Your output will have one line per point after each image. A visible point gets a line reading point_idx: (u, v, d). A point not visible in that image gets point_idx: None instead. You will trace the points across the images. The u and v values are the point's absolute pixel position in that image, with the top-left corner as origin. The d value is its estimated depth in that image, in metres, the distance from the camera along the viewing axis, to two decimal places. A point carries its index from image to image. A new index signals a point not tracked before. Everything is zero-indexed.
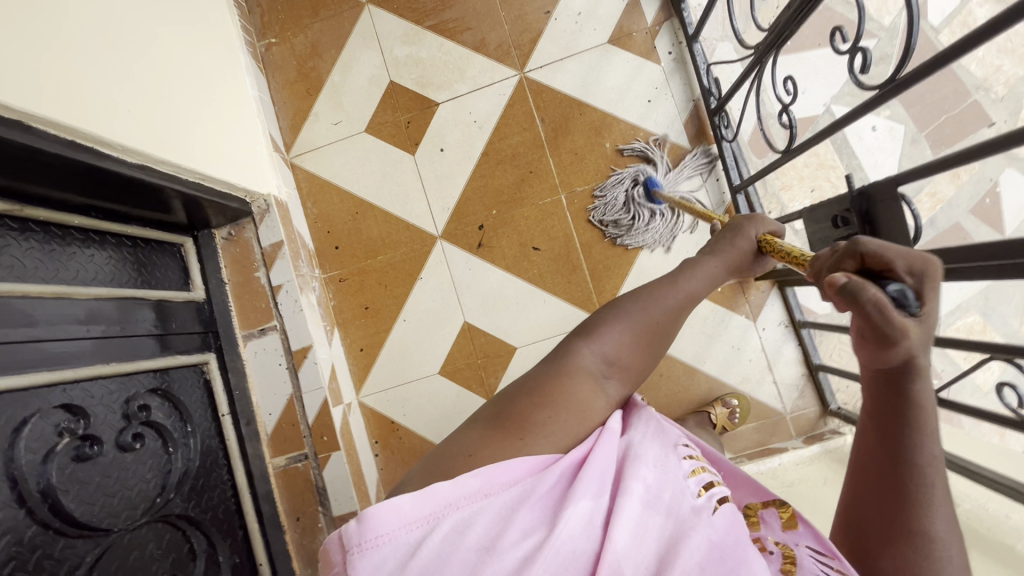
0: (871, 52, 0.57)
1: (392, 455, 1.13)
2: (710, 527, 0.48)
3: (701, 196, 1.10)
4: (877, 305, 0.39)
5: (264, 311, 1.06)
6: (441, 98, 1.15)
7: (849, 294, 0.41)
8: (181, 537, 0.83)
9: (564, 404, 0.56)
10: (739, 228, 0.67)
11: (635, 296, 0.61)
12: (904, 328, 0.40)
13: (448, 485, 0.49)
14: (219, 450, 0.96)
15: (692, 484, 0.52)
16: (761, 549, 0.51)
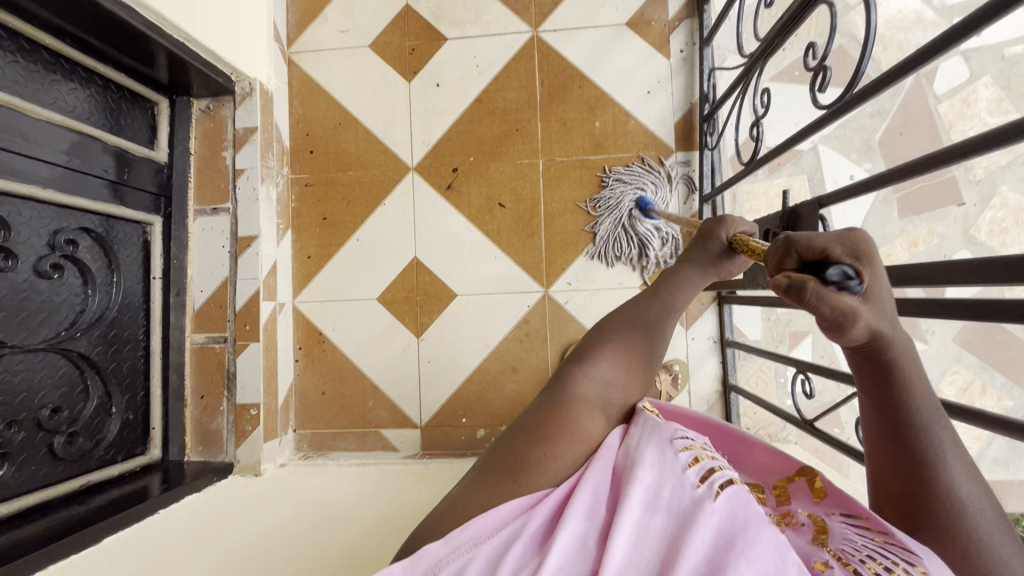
0: (831, 72, 0.60)
1: (311, 364, 1.16)
2: (715, 515, 0.41)
3: (672, 197, 1.11)
4: (817, 300, 0.36)
5: (221, 191, 1.06)
6: (450, 35, 1.15)
7: (794, 302, 0.36)
8: (78, 376, 0.85)
9: (566, 437, 0.50)
10: (710, 233, 0.64)
11: (625, 321, 0.56)
12: (855, 311, 0.36)
13: (437, 544, 0.44)
14: (141, 309, 0.97)
15: (691, 475, 0.45)
16: (790, 523, 0.45)
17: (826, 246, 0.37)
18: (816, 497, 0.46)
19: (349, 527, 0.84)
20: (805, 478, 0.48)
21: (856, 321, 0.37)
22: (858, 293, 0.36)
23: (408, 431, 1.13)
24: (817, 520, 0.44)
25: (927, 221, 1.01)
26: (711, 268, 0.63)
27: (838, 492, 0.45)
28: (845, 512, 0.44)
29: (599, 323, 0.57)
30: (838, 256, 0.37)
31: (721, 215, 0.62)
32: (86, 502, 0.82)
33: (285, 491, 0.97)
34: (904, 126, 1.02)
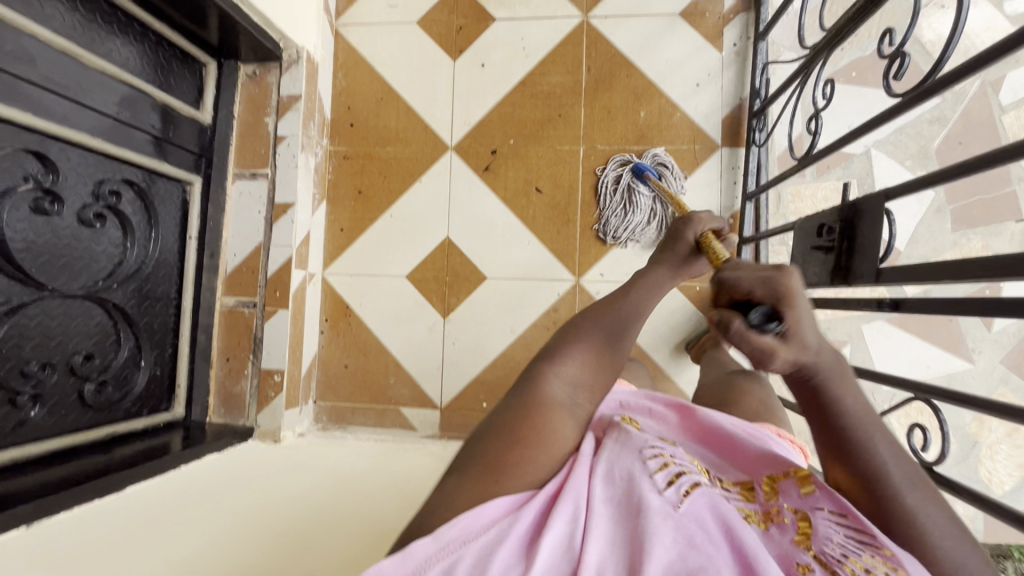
0: (908, 60, 0.59)
1: (336, 336, 1.15)
2: (684, 521, 0.40)
3: (714, 193, 1.08)
4: (735, 339, 0.40)
5: (261, 156, 1.07)
6: (499, 15, 1.14)
7: (719, 334, 0.41)
8: (111, 326, 0.85)
9: (537, 434, 0.48)
10: (676, 233, 0.62)
11: (600, 314, 0.55)
12: (770, 354, 0.39)
13: (426, 540, 0.40)
14: (175, 267, 0.98)
15: (658, 480, 0.44)
16: (776, 519, 0.43)
17: (749, 288, 0.42)
18: (803, 493, 0.44)
19: (367, 498, 0.83)
20: (796, 474, 0.46)
21: (776, 358, 0.40)
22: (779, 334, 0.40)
23: (428, 411, 1.12)
24: (802, 516, 0.42)
25: (982, 236, 0.96)
26: (679, 268, 0.61)
27: (827, 488, 0.43)
28: (833, 511, 0.42)
29: (571, 320, 0.56)
30: (760, 294, 0.41)
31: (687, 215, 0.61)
32: (112, 452, 0.82)
33: (303, 459, 0.97)
34: (964, 135, 0.95)
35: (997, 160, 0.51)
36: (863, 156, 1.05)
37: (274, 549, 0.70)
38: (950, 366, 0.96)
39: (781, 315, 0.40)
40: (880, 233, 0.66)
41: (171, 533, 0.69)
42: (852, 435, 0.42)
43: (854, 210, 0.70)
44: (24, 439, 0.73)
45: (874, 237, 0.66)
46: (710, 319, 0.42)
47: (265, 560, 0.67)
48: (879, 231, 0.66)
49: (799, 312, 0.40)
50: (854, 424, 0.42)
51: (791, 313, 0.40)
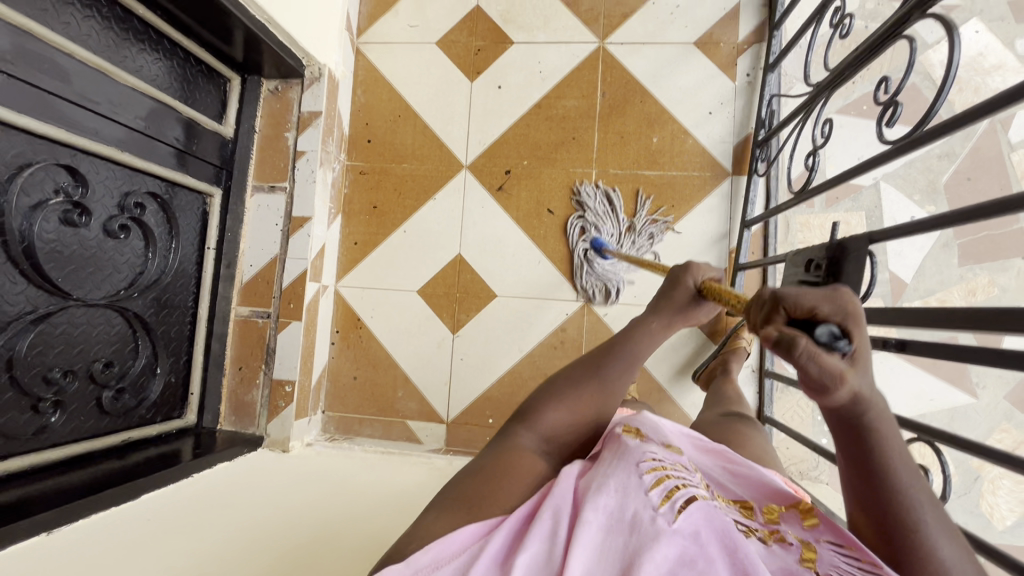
0: (900, 108, 0.60)
1: (347, 348, 1.17)
2: (678, 535, 0.39)
3: (714, 218, 1.10)
4: (807, 357, 0.36)
5: (280, 170, 1.09)
6: (517, 39, 1.16)
7: (785, 359, 0.37)
8: (130, 334, 0.87)
9: (512, 477, 0.51)
10: (677, 279, 0.64)
11: (576, 376, 0.59)
12: (840, 375, 0.37)
13: (400, 566, 0.41)
14: (193, 277, 1.00)
15: (652, 496, 0.43)
16: (779, 539, 0.45)
17: (813, 304, 0.38)
18: (806, 525, 0.47)
19: (374, 510, 0.84)
20: (799, 508, 0.49)
21: (846, 384, 0.37)
22: (846, 356, 0.37)
23: (435, 425, 1.13)
24: (805, 543, 0.44)
25: (989, 271, 0.98)
26: (674, 312, 0.63)
27: (829, 521, 0.46)
28: (833, 542, 0.44)
29: (548, 379, 0.61)
30: (824, 314, 0.38)
31: (690, 262, 0.63)
32: (126, 458, 0.84)
33: (310, 469, 0.98)
34: (973, 172, 0.97)
35: (986, 214, 0.51)
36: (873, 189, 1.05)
37: (283, 559, 0.71)
38: (954, 401, 0.97)
39: (849, 333, 0.37)
40: (863, 274, 0.67)
41: (183, 541, 0.71)
42: (890, 490, 0.39)
43: (840, 248, 0.67)
44: (45, 445, 0.75)
45: (858, 277, 0.67)
46: (768, 335, 0.38)
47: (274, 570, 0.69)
48: (862, 272, 0.67)
49: (861, 332, 0.38)
50: (896, 480, 0.39)
51: (856, 335, 0.37)
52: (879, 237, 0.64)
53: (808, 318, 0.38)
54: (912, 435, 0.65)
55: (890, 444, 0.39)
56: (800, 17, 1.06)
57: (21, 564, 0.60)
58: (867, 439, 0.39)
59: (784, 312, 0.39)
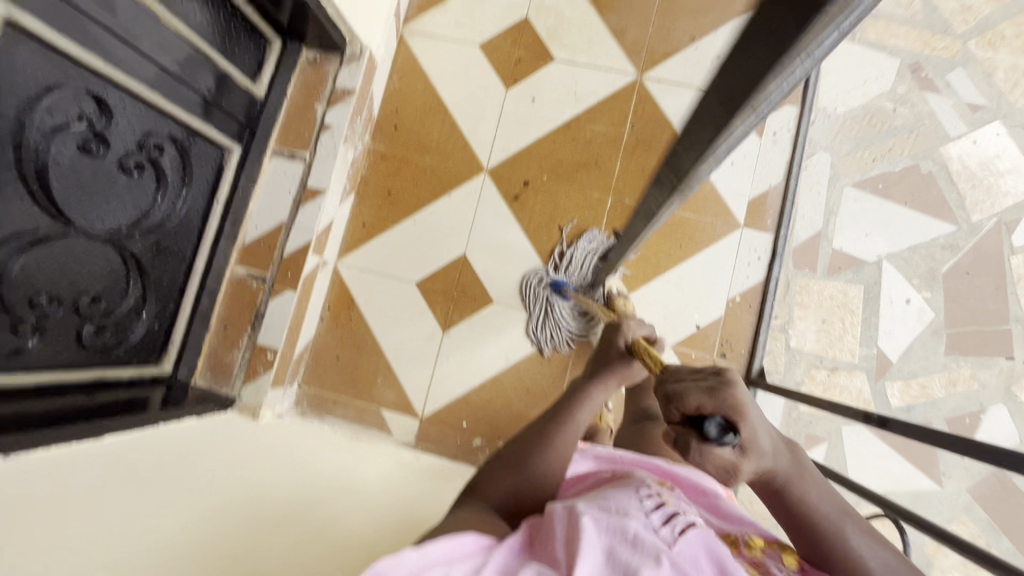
0: None
1: (335, 326, 1.17)
2: (679, 555, 0.43)
3: (714, 260, 1.10)
4: (696, 453, 0.44)
5: (303, 139, 1.09)
6: (559, 57, 1.18)
7: (683, 456, 0.45)
8: (123, 274, 0.86)
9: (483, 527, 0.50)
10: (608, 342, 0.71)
11: (533, 428, 0.62)
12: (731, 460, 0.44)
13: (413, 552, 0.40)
14: (197, 227, 0.99)
15: (653, 518, 0.46)
16: (766, 572, 0.47)
17: (698, 403, 0.44)
18: (788, 562, 0.49)
19: (334, 488, 0.82)
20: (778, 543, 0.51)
21: (740, 472, 0.45)
22: (731, 445, 0.43)
23: (408, 418, 1.13)
24: None
25: (972, 365, 1.03)
26: (611, 370, 0.66)
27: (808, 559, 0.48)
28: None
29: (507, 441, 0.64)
30: (710, 410, 0.44)
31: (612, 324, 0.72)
32: (93, 398, 0.82)
33: (279, 440, 0.97)
34: (971, 267, 1.05)
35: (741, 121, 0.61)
36: (875, 265, 1.06)
37: (242, 516, 0.69)
38: (921, 485, 0.99)
39: (733, 425, 0.43)
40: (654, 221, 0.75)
41: (143, 477, 0.69)
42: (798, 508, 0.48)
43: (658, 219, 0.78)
44: (17, 367, 0.73)
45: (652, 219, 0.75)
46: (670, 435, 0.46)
47: (241, 526, 0.67)
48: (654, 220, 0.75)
49: (746, 417, 0.44)
50: (827, 528, 0.47)
51: (740, 425, 0.44)
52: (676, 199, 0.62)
53: (701, 414, 0.44)
54: (880, 512, 0.66)
55: (809, 498, 0.48)
56: (832, 90, 1.10)
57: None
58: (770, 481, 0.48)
59: (677, 409, 0.46)
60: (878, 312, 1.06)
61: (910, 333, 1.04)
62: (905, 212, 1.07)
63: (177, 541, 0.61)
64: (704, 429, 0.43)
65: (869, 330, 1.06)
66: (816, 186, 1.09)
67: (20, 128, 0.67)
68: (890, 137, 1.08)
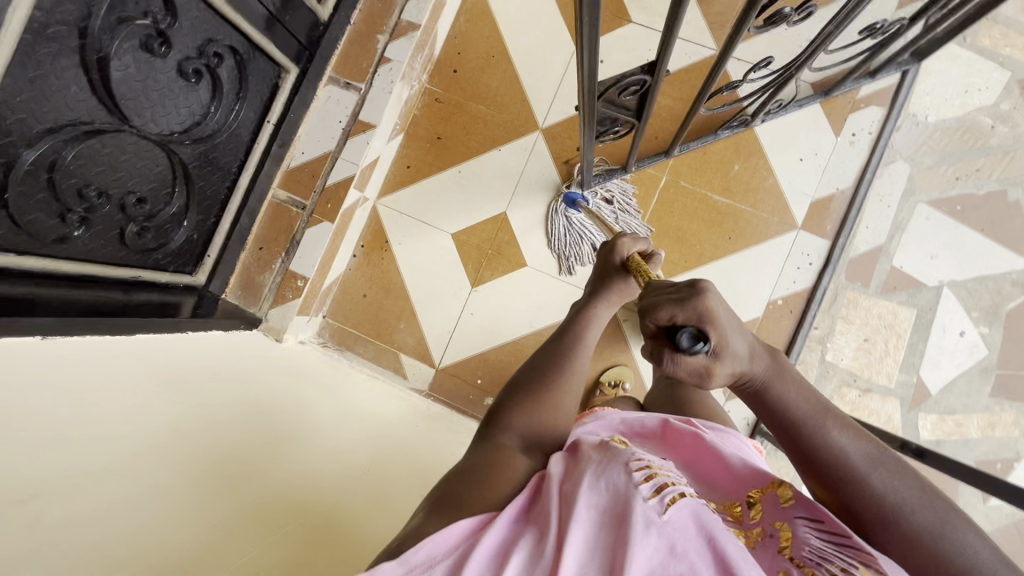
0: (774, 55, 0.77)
1: (366, 265, 1.17)
2: (667, 528, 0.41)
3: (763, 260, 1.05)
4: (672, 361, 0.48)
5: (361, 70, 1.06)
6: (636, 20, 1.11)
7: (660, 364, 0.50)
8: (170, 178, 0.86)
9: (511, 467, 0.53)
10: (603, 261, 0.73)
11: (543, 357, 0.63)
12: (705, 367, 0.48)
13: (392, 564, 0.41)
14: (245, 144, 0.98)
15: (642, 490, 0.44)
16: (759, 533, 0.46)
17: (670, 314, 0.49)
18: (782, 504, 0.47)
19: (345, 421, 0.83)
20: (775, 489, 0.48)
21: (714, 376, 0.49)
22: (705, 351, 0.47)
23: (424, 366, 1.13)
24: (785, 531, 0.45)
25: (1016, 412, 0.98)
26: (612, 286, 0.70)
27: (804, 499, 0.46)
28: (811, 519, 0.45)
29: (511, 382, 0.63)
30: (681, 320, 0.48)
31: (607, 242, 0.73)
32: (130, 295, 0.85)
33: (299, 367, 0.99)
34: None
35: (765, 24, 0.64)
36: (935, 290, 1.00)
37: (255, 435, 0.67)
38: None
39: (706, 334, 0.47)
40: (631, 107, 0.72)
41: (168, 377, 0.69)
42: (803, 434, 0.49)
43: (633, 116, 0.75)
44: (61, 256, 0.75)
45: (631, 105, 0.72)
46: (647, 347, 0.51)
47: (253, 435, 0.66)
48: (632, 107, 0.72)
49: (717, 326, 0.48)
50: (808, 426, 0.49)
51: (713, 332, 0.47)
52: (660, 60, 0.58)
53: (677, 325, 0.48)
54: None
55: (789, 399, 0.50)
56: (927, 95, 1.01)
57: (30, 350, 0.58)
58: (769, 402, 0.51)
59: (650, 321, 0.50)
60: (926, 339, 1.00)
61: (957, 367, 0.99)
62: (978, 239, 1.00)
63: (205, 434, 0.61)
64: (678, 340, 0.47)
65: (913, 356, 1.00)
66: (890, 198, 1.02)
67: (87, 15, 0.66)
68: (981, 156, 1.00)
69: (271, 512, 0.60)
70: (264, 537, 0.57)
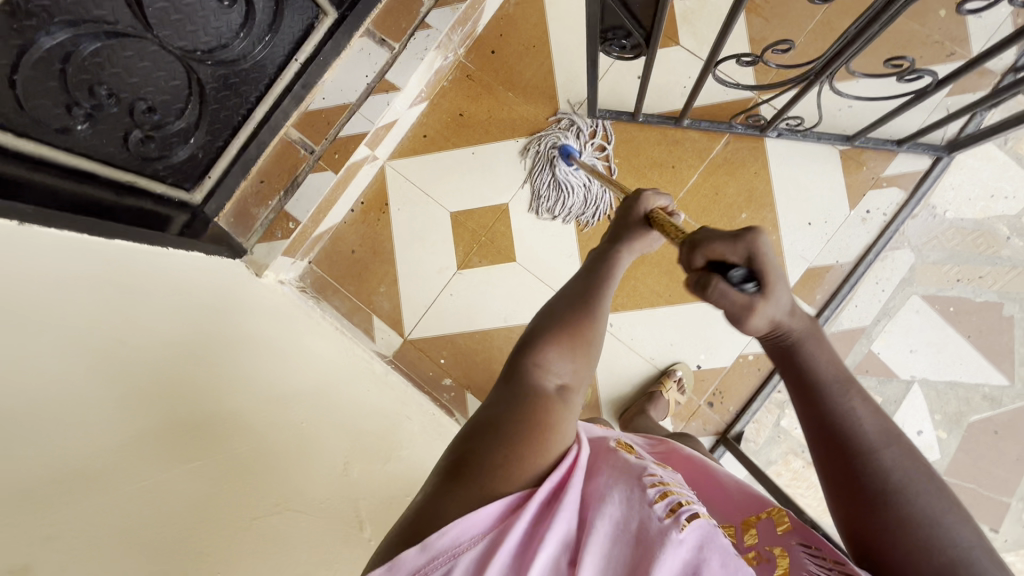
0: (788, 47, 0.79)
1: (362, 222, 1.17)
2: (683, 546, 0.44)
3: None
4: (718, 292, 0.50)
5: (399, 32, 1.05)
6: (684, 43, 1.07)
7: (704, 294, 0.51)
8: (185, 94, 0.87)
9: (552, 427, 0.51)
10: (633, 207, 0.65)
11: (566, 310, 0.60)
12: (751, 305, 0.49)
13: (415, 552, 0.43)
14: (268, 76, 0.97)
15: (658, 508, 0.47)
16: (755, 558, 0.49)
17: (723, 252, 0.51)
18: (779, 531, 0.51)
19: (297, 369, 0.85)
20: (773, 516, 0.52)
21: (756, 317, 0.50)
22: (751, 291, 0.49)
23: (394, 333, 1.15)
24: (779, 553, 0.49)
25: None
26: (632, 240, 0.65)
27: (800, 526, 0.50)
28: (805, 542, 0.48)
29: (535, 329, 0.60)
30: (732, 259, 0.50)
31: (638, 192, 0.65)
32: (122, 200, 0.87)
33: (271, 307, 1.01)
34: (1002, 428, 0.97)
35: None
36: (904, 384, 0.99)
37: (201, 359, 0.68)
38: None
39: (756, 277, 0.49)
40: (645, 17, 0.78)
41: (133, 288, 0.70)
42: (826, 400, 0.48)
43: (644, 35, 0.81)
44: (61, 146, 0.76)
45: (645, 14, 0.78)
46: (693, 279, 0.52)
47: (198, 364, 0.67)
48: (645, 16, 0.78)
49: (769, 270, 0.49)
50: (828, 391, 0.49)
51: (764, 276, 0.49)
52: None
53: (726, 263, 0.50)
54: None
55: (818, 362, 0.50)
56: (952, 189, 0.99)
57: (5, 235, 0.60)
58: (799, 361, 0.51)
59: (701, 256, 0.52)
60: None
61: None
62: (962, 346, 0.99)
63: (155, 351, 0.62)
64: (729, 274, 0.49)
65: None
66: (888, 284, 1.00)
67: None
68: (989, 264, 0.98)
69: (208, 425, 0.60)
70: (199, 455, 0.56)
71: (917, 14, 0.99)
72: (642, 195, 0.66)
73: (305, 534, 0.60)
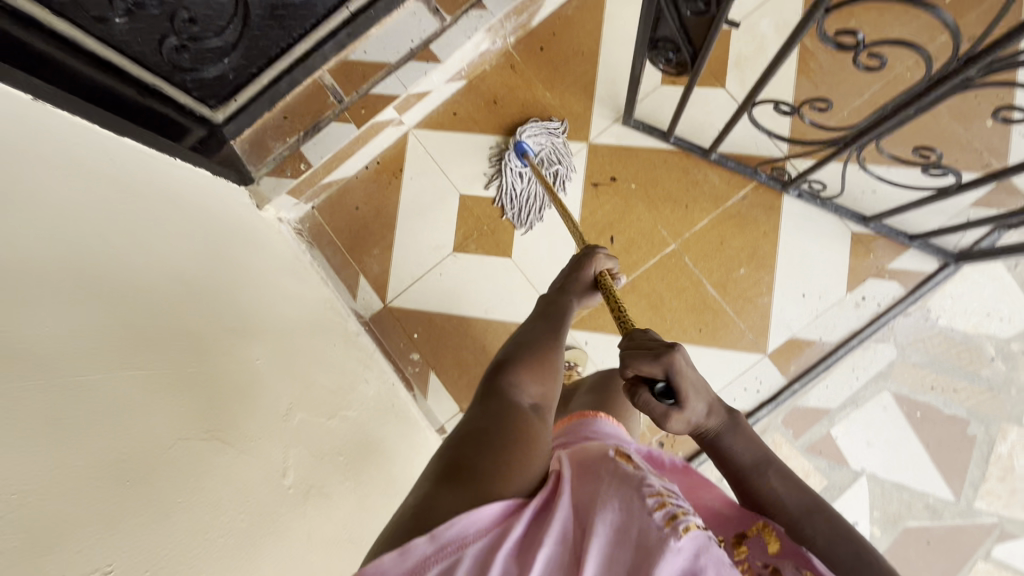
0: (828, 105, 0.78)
1: (372, 181, 1.17)
2: (680, 555, 0.44)
3: (720, 365, 1.04)
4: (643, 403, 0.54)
5: (454, 6, 1.03)
6: (729, 88, 1.06)
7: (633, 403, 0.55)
8: (230, 14, 0.89)
9: (538, 430, 0.52)
10: (581, 264, 0.72)
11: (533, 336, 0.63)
12: (669, 416, 0.53)
13: (424, 539, 0.41)
14: (317, 16, 0.96)
15: (658, 517, 0.46)
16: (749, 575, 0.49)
17: (644, 368, 0.52)
18: (770, 550, 0.51)
19: (269, 308, 0.85)
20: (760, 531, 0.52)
21: (677, 424, 0.54)
22: (672, 404, 0.53)
23: (376, 296, 1.16)
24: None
25: None
26: (577, 295, 0.70)
27: (790, 545, 0.51)
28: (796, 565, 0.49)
29: (509, 351, 0.61)
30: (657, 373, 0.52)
31: (589, 251, 0.72)
32: (143, 99, 0.87)
33: (262, 240, 1.02)
34: (935, 540, 0.97)
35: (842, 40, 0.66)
36: (852, 473, 1.00)
37: (179, 276, 0.69)
38: None
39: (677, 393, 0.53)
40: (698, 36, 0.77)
41: (130, 188, 0.71)
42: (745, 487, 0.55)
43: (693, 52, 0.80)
44: (96, 34, 0.79)
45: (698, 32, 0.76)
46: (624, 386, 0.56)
47: (172, 280, 0.67)
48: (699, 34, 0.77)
49: (687, 386, 0.53)
50: (748, 476, 0.55)
51: (683, 393, 0.53)
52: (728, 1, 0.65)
53: (649, 376, 0.53)
54: None
55: (736, 452, 0.57)
56: (950, 298, 0.99)
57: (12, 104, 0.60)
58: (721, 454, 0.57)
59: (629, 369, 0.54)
60: None
61: None
62: (917, 452, 0.99)
63: (132, 253, 0.63)
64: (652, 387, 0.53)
65: None
66: (865, 373, 1.01)
67: None
68: (965, 379, 0.98)
69: (164, 341, 0.61)
70: (145, 365, 0.56)
71: (963, 118, 0.98)
72: (592, 253, 0.72)
73: (226, 466, 0.60)
